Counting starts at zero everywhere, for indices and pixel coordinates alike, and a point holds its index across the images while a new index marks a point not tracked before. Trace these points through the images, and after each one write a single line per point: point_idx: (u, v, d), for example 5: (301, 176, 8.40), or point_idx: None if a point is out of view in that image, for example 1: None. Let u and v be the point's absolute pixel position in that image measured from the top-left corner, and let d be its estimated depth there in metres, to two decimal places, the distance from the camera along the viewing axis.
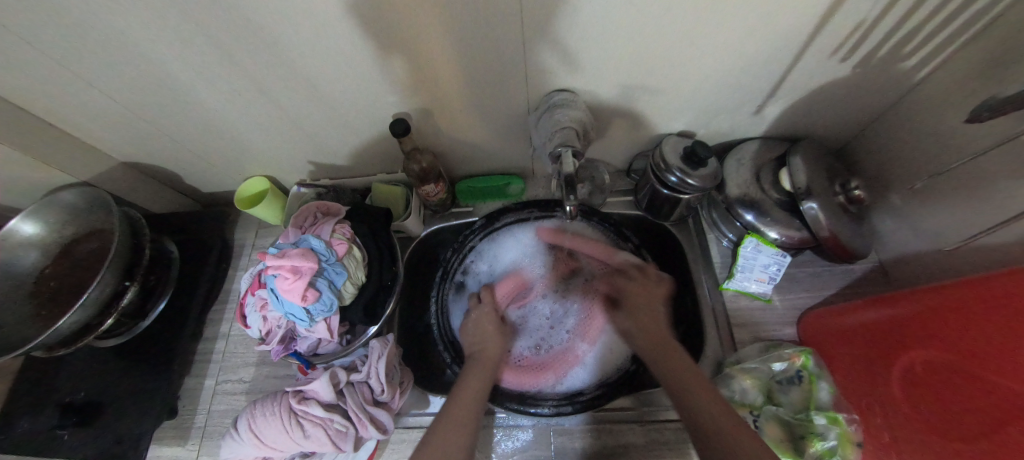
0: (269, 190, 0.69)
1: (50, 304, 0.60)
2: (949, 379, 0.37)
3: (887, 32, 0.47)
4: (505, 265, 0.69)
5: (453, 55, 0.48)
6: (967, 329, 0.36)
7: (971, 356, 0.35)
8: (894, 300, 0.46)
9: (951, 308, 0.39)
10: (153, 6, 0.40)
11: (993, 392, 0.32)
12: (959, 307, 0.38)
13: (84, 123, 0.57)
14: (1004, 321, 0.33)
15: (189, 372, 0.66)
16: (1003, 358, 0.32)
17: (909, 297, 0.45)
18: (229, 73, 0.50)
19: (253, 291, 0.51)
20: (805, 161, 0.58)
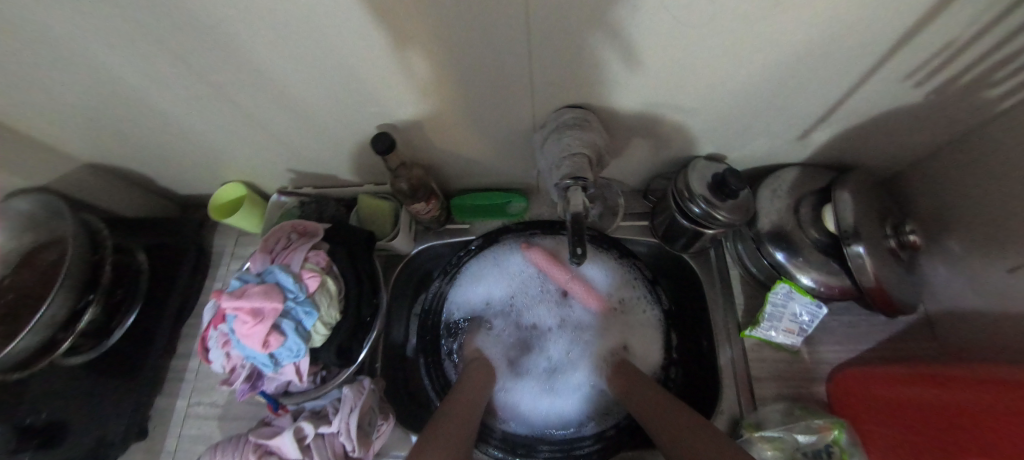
0: (246, 198, 0.63)
1: (6, 319, 0.55)
2: None
3: (980, 55, 0.38)
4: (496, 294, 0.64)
5: (444, 65, 0.40)
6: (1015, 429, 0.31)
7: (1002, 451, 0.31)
8: (963, 385, 0.40)
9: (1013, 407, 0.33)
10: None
11: None
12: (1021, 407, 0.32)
13: (31, 123, 0.51)
14: None
15: (160, 391, 0.62)
16: None
17: (981, 386, 0.38)
18: (182, 76, 0.42)
19: (214, 325, 0.45)
20: (854, 199, 0.50)
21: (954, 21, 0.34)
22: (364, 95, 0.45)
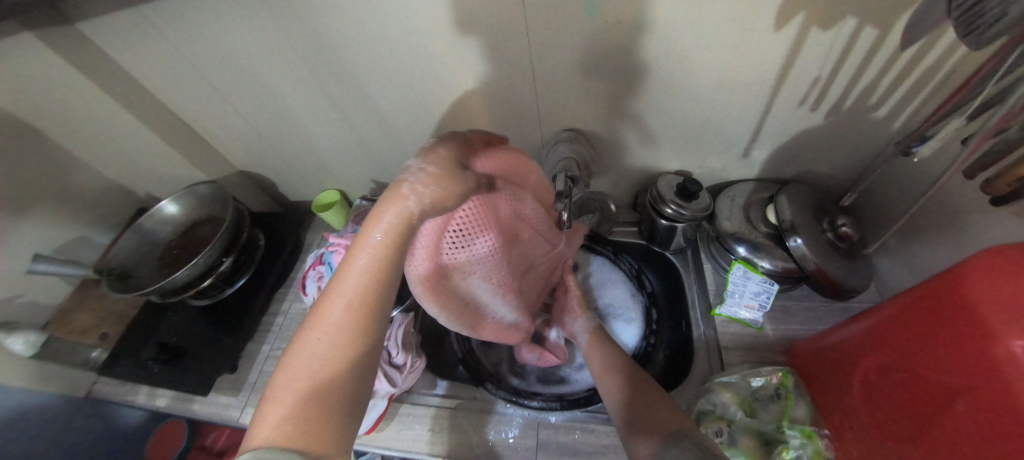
0: (337, 201, 0.86)
1: (168, 265, 0.78)
2: (896, 386, 0.40)
3: (846, 85, 0.55)
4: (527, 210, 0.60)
5: (484, 95, 0.64)
6: (909, 343, 0.39)
7: (916, 367, 0.38)
8: (855, 317, 0.49)
9: (894, 324, 0.42)
10: (287, 57, 0.60)
11: (942, 407, 0.35)
12: (900, 323, 0.41)
13: (224, 138, 0.80)
14: (944, 335, 0.36)
15: (253, 338, 0.81)
16: (949, 371, 0.35)
17: (864, 313, 0.47)
18: (325, 104, 0.69)
19: (315, 266, 0.66)
20: (791, 199, 0.64)
21: (812, 61, 0.53)
22: (432, 117, 0.69)
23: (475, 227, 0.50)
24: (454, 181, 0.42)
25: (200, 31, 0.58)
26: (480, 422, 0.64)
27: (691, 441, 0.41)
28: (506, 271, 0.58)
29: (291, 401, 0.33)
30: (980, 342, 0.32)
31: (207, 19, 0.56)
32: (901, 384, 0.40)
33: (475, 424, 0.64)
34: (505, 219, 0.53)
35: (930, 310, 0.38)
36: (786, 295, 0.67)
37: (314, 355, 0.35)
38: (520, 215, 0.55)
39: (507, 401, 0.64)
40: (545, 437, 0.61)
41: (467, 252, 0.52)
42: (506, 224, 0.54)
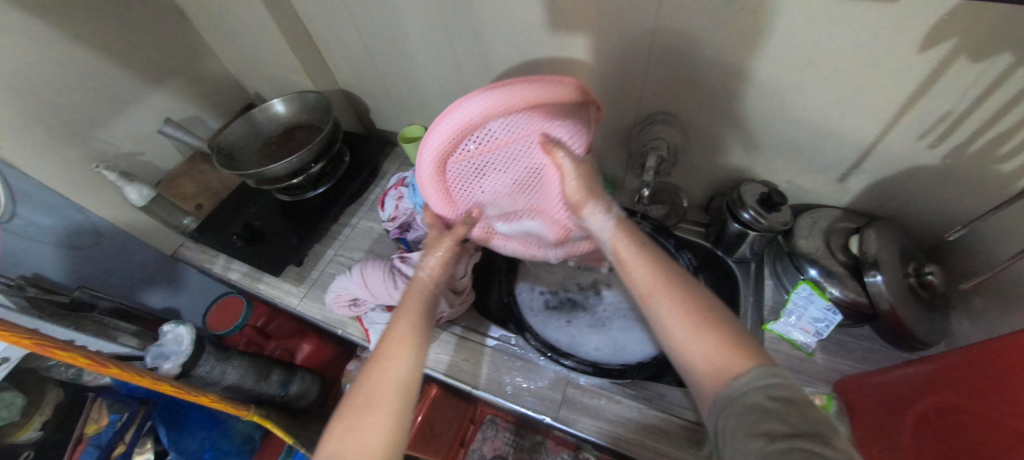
0: (422, 136, 0.90)
1: (266, 157, 0.86)
2: (949, 423, 0.41)
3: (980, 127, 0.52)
4: (504, 129, 0.48)
5: (594, 62, 0.66)
6: (972, 378, 0.40)
7: (975, 401, 0.38)
8: (921, 359, 0.49)
9: (959, 362, 0.42)
10: None
11: (986, 439, 0.36)
12: (966, 361, 0.41)
13: (338, 55, 0.86)
14: (1010, 370, 0.36)
15: (321, 240, 0.88)
16: (1007, 402, 0.35)
17: (930, 357, 0.47)
18: (440, 41, 0.73)
19: (397, 186, 0.72)
20: (879, 234, 0.61)
21: (947, 94, 0.50)
22: (537, 75, 0.72)
23: (471, 170, 0.52)
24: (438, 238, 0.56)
25: None
26: (510, 365, 0.68)
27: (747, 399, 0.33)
28: (530, 197, 0.59)
29: (350, 420, 0.40)
30: None
31: None
32: (955, 421, 0.40)
33: (506, 365, 0.68)
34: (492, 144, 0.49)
35: (990, 348, 0.39)
36: (844, 329, 0.66)
37: (372, 378, 0.43)
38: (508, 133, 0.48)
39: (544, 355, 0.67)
40: (571, 394, 0.64)
41: (482, 187, 0.56)
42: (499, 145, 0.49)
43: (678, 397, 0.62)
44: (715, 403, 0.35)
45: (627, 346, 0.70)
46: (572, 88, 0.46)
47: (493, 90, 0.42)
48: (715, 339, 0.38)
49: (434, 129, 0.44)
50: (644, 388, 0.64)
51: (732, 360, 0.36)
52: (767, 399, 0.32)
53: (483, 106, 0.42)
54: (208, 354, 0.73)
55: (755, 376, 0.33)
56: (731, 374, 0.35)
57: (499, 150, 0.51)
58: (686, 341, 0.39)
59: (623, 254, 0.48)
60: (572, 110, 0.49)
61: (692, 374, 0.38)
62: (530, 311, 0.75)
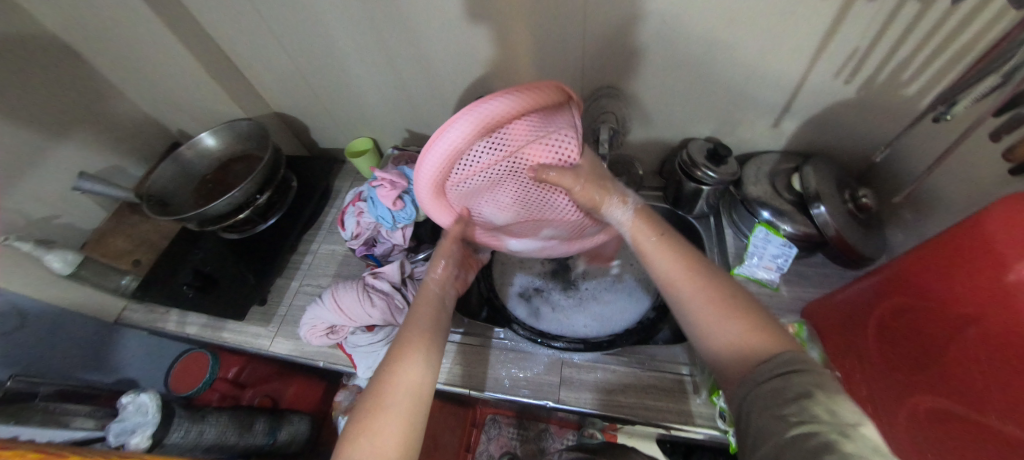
0: (370, 148, 0.87)
1: (205, 196, 0.80)
2: (909, 329, 0.45)
3: (884, 59, 0.57)
4: (487, 155, 0.47)
5: (533, 46, 0.66)
6: (926, 285, 0.44)
7: (930, 307, 0.43)
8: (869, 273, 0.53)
9: (909, 271, 0.46)
10: None
11: (950, 340, 0.40)
12: (915, 269, 0.45)
13: (266, 76, 0.81)
14: (958, 273, 0.40)
15: (282, 273, 0.83)
16: (963, 303, 0.39)
17: (878, 269, 0.52)
18: (373, 46, 0.70)
19: (354, 202, 0.69)
20: (816, 169, 0.66)
21: (854, 33, 0.55)
22: (478, 69, 0.71)
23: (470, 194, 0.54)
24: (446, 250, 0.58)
25: None
26: (502, 359, 0.68)
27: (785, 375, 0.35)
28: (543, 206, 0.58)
29: (360, 427, 0.41)
30: (994, 266, 0.37)
31: None
32: (917, 326, 0.44)
33: (499, 359, 0.67)
34: (481, 170, 0.49)
35: (935, 252, 0.43)
36: (801, 261, 0.71)
37: (383, 383, 0.44)
38: (493, 156, 0.48)
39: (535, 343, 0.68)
40: (568, 374, 0.65)
41: (489, 206, 0.56)
42: (490, 168, 0.49)
43: (667, 354, 0.65)
44: (741, 387, 0.38)
45: (614, 317, 0.73)
46: (534, 90, 0.43)
47: (458, 120, 0.42)
48: (737, 326, 0.41)
49: (416, 170, 0.47)
50: (635, 353, 0.66)
51: (754, 345, 0.39)
52: (789, 385, 0.34)
53: (454, 141, 0.43)
54: (179, 419, 0.68)
55: (777, 361, 0.36)
56: (752, 359, 0.38)
57: (492, 175, 0.50)
58: (710, 330, 0.42)
59: (645, 243, 0.49)
60: (548, 108, 0.46)
61: (717, 358, 0.41)
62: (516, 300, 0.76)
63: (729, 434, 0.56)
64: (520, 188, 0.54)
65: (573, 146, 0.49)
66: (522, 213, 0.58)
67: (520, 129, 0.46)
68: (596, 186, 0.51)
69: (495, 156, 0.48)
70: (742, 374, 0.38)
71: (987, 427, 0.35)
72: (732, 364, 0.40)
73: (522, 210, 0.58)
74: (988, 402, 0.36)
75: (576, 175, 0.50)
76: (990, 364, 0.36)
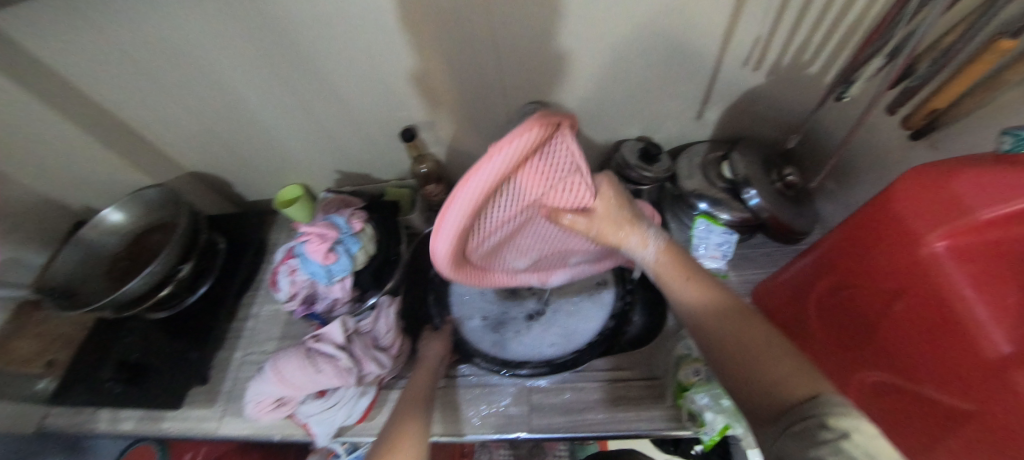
0: (300, 196, 0.81)
1: (120, 278, 0.73)
2: (847, 310, 0.45)
3: (786, 44, 0.59)
4: (502, 215, 0.45)
5: (448, 73, 0.63)
6: (855, 264, 0.44)
7: (863, 288, 0.43)
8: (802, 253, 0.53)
9: (834, 251, 0.46)
10: (233, 39, 0.56)
11: (883, 320, 0.41)
12: (841, 247, 0.45)
13: (168, 137, 0.74)
14: (880, 254, 0.40)
15: (223, 345, 0.76)
16: (888, 282, 0.40)
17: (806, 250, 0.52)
18: (280, 92, 0.66)
19: (285, 260, 0.64)
20: (743, 155, 0.68)
21: (753, 23, 0.57)
22: (396, 101, 0.68)
23: (487, 245, 0.51)
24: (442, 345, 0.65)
25: (135, 19, 0.52)
26: (466, 397, 0.65)
27: (812, 414, 0.29)
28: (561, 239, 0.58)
29: None
30: (903, 242, 0.38)
31: (141, 4, 0.50)
32: (854, 309, 0.45)
33: (468, 398, 0.65)
34: (496, 223, 0.46)
35: (851, 231, 0.44)
36: (744, 244, 0.73)
37: None
38: (506, 209, 0.44)
39: (501, 373, 0.64)
40: (538, 401, 0.63)
41: (508, 249, 0.56)
42: (506, 218, 0.46)
43: (632, 361, 0.66)
44: (770, 428, 0.32)
45: (580, 327, 0.68)
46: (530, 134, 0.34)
47: (461, 194, 0.36)
48: (776, 363, 0.35)
49: (432, 254, 0.44)
50: (600, 366, 0.66)
51: (791, 379, 0.33)
52: (825, 423, 0.28)
53: (460, 226, 0.39)
54: None
55: (814, 398, 0.30)
56: (782, 394, 0.32)
57: (507, 227, 0.48)
58: (742, 369, 0.37)
59: (668, 279, 0.47)
60: (545, 147, 0.39)
61: (747, 395, 0.36)
62: (475, 321, 0.70)
63: (700, 433, 0.57)
64: (536, 223, 0.51)
65: (585, 184, 0.44)
66: (541, 243, 0.57)
67: (531, 180, 0.41)
68: (618, 224, 0.49)
69: (510, 207, 0.44)
70: (771, 415, 0.32)
71: (926, 399, 0.36)
72: (762, 406, 0.34)
73: (541, 241, 0.57)
74: (922, 374, 0.37)
75: (594, 215, 0.48)
76: (919, 338, 0.37)
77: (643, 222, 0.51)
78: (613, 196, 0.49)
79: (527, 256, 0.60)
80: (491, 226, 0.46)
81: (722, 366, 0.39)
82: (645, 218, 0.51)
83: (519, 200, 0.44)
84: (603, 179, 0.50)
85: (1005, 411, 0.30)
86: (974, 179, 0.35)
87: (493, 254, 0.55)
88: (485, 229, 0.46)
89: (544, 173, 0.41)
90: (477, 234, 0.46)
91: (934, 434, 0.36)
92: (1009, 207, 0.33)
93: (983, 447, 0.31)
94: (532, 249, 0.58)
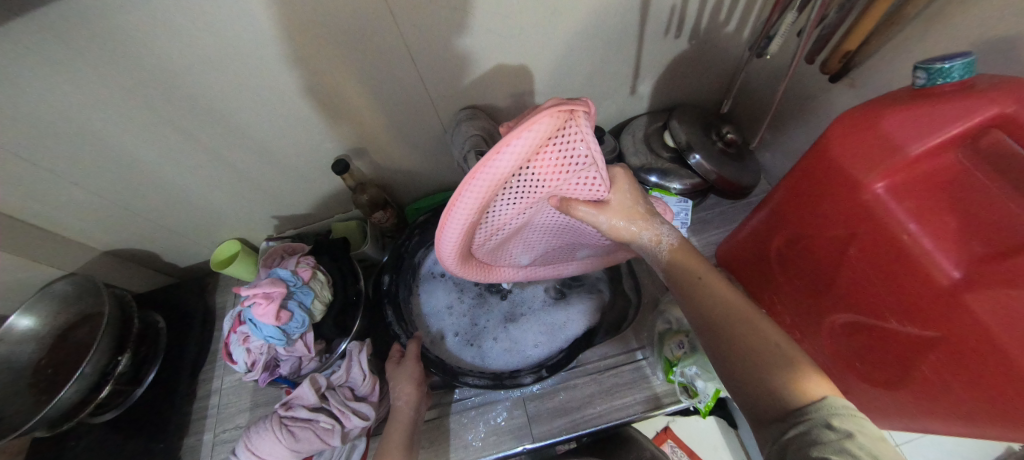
0: (239, 250, 0.74)
1: (46, 389, 0.64)
2: (809, 256, 0.46)
3: (701, 8, 0.59)
4: (507, 206, 0.45)
5: (370, 96, 0.59)
6: (810, 210, 0.44)
7: (819, 233, 0.44)
8: (758, 205, 0.53)
9: (789, 200, 0.46)
10: (112, 101, 0.49)
11: (843, 264, 0.42)
12: (796, 196, 0.45)
13: (66, 221, 0.65)
14: (835, 198, 0.40)
15: (189, 431, 0.69)
16: (843, 225, 0.40)
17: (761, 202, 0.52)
18: (186, 148, 0.59)
19: (235, 328, 0.58)
20: (681, 121, 0.69)
21: None
22: (320, 133, 0.63)
23: (494, 236, 0.52)
24: (405, 368, 0.59)
25: None
26: (460, 422, 0.63)
27: (815, 415, 0.29)
28: (570, 233, 0.56)
29: None
30: (849, 187, 0.38)
31: None
32: (815, 256, 0.45)
33: (462, 423, 0.62)
34: (505, 215, 0.46)
35: (799, 181, 0.44)
36: (700, 208, 0.76)
37: None
38: (515, 201, 0.44)
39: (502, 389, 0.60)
40: (534, 409, 0.62)
41: (514, 241, 0.56)
42: (515, 212, 0.46)
43: (619, 345, 0.66)
44: (769, 430, 0.31)
45: (566, 324, 0.67)
46: (546, 122, 0.34)
47: (473, 182, 0.37)
48: (781, 356, 0.34)
49: (437, 239, 0.46)
50: (587, 358, 0.66)
51: (798, 376, 0.32)
52: (830, 423, 0.28)
53: (465, 215, 0.41)
54: None
55: (817, 400, 0.30)
56: (783, 391, 0.32)
57: (515, 219, 0.48)
58: (743, 358, 0.36)
59: (675, 270, 0.44)
60: (560, 139, 0.38)
61: (735, 371, 0.36)
62: (451, 338, 0.68)
63: (693, 402, 0.58)
64: (545, 216, 0.50)
65: (601, 179, 0.43)
66: (548, 238, 0.57)
67: (540, 171, 0.41)
68: (630, 218, 0.47)
69: (519, 199, 0.44)
70: (774, 415, 0.32)
71: (893, 332, 0.38)
72: (764, 405, 0.33)
73: (548, 235, 0.57)
74: (886, 309, 0.38)
75: (607, 207, 0.46)
76: (878, 277, 0.38)
77: (658, 217, 0.48)
78: (628, 191, 0.47)
79: (533, 246, 0.59)
80: (496, 216, 0.46)
81: (714, 343, 0.39)
82: (659, 214, 0.48)
83: (530, 191, 0.43)
84: (618, 171, 0.47)
85: (968, 335, 0.32)
86: (901, 117, 0.35)
87: (499, 247, 0.56)
88: (491, 217, 0.46)
89: (556, 163, 0.40)
90: (481, 223, 0.47)
91: (904, 361, 0.38)
92: (941, 138, 0.33)
93: (952, 368, 0.33)
94: (539, 241, 0.58)
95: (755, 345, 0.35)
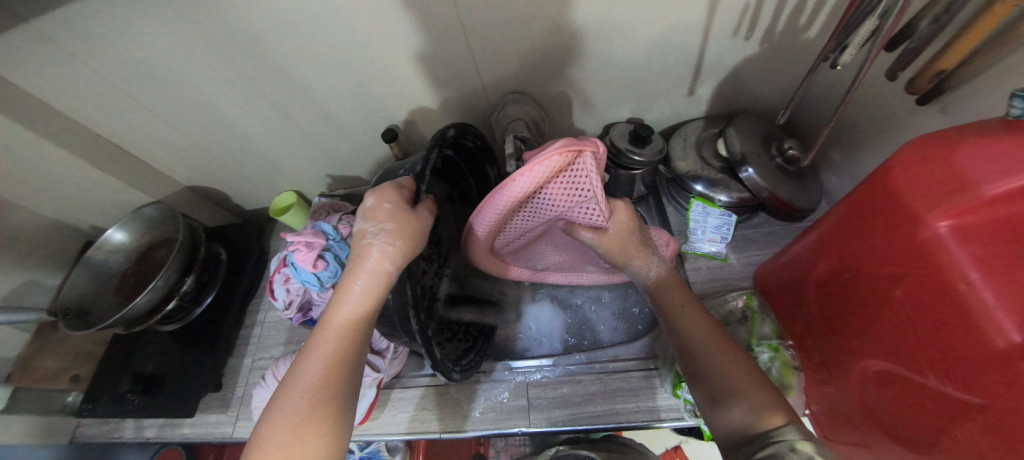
0: (295, 202, 0.81)
1: (129, 295, 0.76)
2: (850, 297, 0.43)
3: (778, 9, 0.54)
4: (524, 223, 0.51)
5: (423, 73, 0.61)
6: (864, 244, 0.40)
7: (870, 270, 0.39)
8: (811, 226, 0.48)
9: (848, 229, 0.41)
10: (202, 54, 0.55)
11: (886, 310, 0.38)
12: (852, 224, 0.41)
13: (159, 154, 0.75)
14: (896, 236, 0.36)
15: (233, 353, 0.79)
16: (897, 268, 0.36)
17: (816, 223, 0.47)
18: (259, 103, 0.65)
19: (280, 268, 0.64)
20: (739, 131, 0.64)
21: None
22: (374, 102, 0.67)
23: (511, 246, 0.57)
24: (404, 219, 0.39)
25: (102, 37, 0.51)
26: (467, 393, 0.65)
27: (783, 441, 0.32)
28: (582, 250, 0.60)
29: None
30: (909, 224, 0.34)
31: (104, 23, 0.49)
32: (861, 298, 0.41)
33: (466, 394, 0.65)
34: (521, 227, 0.52)
35: (856, 210, 0.40)
36: (745, 225, 0.72)
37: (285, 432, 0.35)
38: (532, 217, 0.50)
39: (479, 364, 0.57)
40: (536, 394, 0.63)
41: (529, 250, 0.60)
42: (528, 226, 0.52)
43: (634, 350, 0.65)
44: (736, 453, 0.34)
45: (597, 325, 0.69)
46: (555, 160, 0.39)
47: (496, 199, 0.43)
48: (747, 387, 0.37)
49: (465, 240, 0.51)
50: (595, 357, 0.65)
51: (762, 406, 0.35)
52: (795, 446, 0.31)
53: (485, 224, 0.47)
54: None
55: (783, 430, 0.33)
56: (750, 419, 0.35)
57: (529, 230, 0.53)
58: (717, 385, 0.38)
59: (665, 303, 0.46)
60: (567, 172, 0.43)
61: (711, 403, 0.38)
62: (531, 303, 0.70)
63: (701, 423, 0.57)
64: (555, 234, 0.56)
65: (601, 211, 0.47)
66: (563, 249, 0.61)
67: (547, 198, 0.46)
68: (625, 248, 0.49)
69: (533, 216, 0.49)
70: (741, 439, 0.35)
71: (928, 389, 0.34)
72: (728, 430, 0.36)
73: (562, 248, 0.60)
74: (925, 363, 0.35)
75: (607, 235, 0.49)
76: (923, 327, 0.34)
77: (651, 249, 0.50)
78: (626, 223, 0.50)
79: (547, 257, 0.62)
80: (513, 229, 0.52)
81: (697, 372, 0.41)
82: (654, 246, 0.51)
83: (545, 209, 0.48)
84: (619, 203, 0.50)
85: (1012, 409, 0.28)
86: (983, 149, 0.30)
87: (519, 250, 0.59)
88: (510, 231, 0.52)
89: (566, 188, 0.44)
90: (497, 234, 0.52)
91: (935, 423, 0.34)
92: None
93: (987, 440, 0.30)
94: (550, 252, 0.62)
95: (729, 380, 0.38)
